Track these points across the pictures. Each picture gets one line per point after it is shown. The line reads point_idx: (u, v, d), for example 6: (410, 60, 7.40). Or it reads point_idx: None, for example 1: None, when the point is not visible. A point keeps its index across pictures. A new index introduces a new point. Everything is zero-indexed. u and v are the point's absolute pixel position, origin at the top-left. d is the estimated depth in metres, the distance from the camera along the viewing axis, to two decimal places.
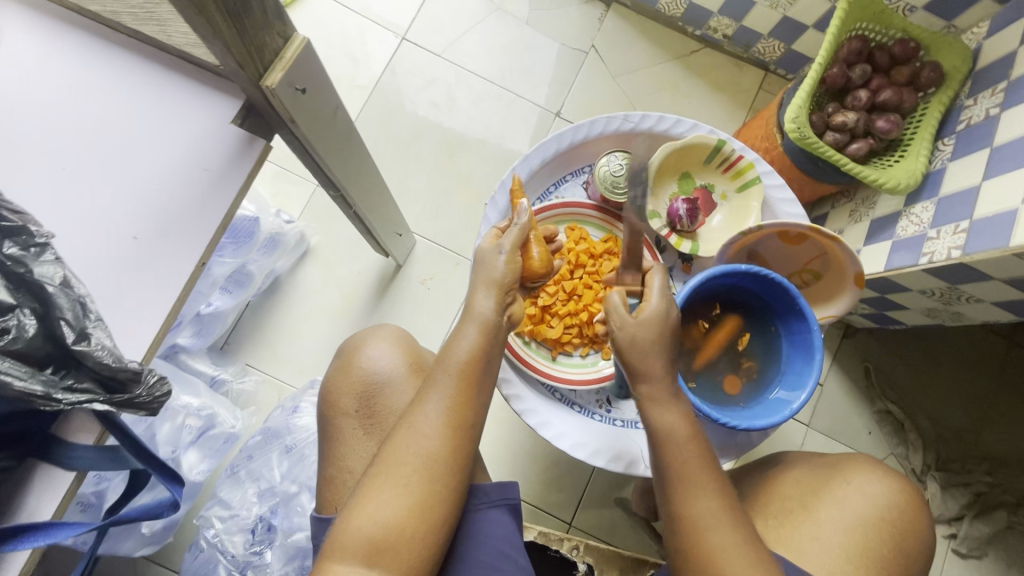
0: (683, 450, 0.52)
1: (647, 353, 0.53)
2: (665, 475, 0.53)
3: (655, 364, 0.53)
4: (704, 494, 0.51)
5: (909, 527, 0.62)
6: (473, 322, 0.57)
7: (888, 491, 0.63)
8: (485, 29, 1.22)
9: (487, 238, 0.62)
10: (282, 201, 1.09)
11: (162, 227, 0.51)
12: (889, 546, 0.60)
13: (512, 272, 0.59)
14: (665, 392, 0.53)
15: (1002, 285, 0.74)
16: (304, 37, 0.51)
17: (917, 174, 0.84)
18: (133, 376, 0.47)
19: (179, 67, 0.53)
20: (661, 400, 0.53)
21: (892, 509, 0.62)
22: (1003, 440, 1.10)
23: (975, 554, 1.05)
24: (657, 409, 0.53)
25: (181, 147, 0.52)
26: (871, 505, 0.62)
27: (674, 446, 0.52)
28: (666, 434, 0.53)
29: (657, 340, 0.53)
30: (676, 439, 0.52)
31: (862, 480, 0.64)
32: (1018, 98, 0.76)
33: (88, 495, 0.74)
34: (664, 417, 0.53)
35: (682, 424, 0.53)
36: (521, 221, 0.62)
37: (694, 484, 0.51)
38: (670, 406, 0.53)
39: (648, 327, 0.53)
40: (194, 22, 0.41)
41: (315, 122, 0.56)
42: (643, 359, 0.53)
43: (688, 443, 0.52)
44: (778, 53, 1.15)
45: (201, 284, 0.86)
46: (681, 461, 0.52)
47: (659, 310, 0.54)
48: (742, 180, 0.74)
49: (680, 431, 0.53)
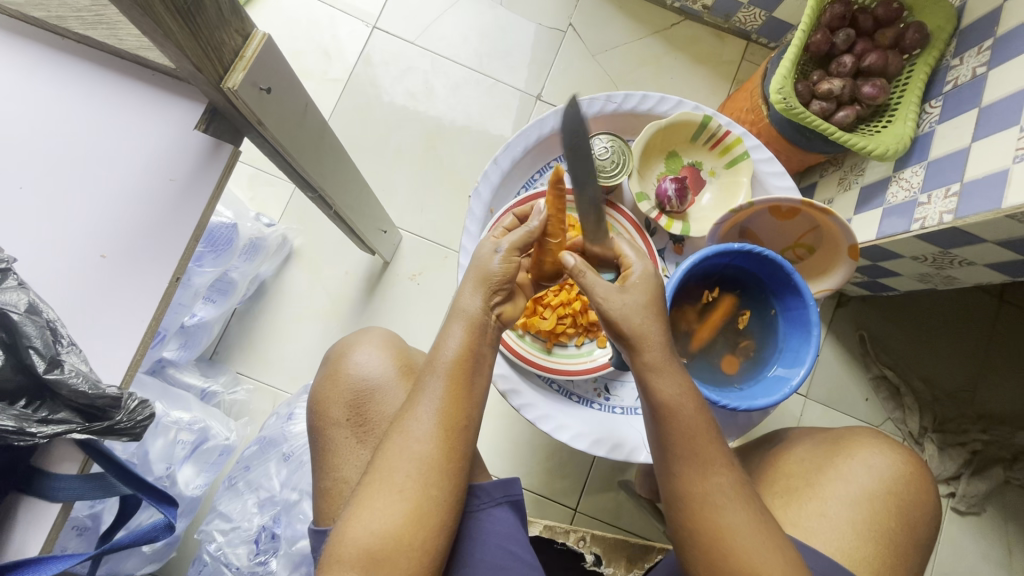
0: (690, 422, 0.51)
1: (645, 315, 0.53)
2: (672, 451, 0.51)
3: (652, 332, 0.53)
4: (704, 469, 0.50)
5: (915, 498, 0.62)
6: (457, 320, 0.56)
7: (892, 463, 0.63)
8: (459, 13, 1.18)
9: (492, 235, 0.62)
10: (262, 204, 1.06)
11: (130, 243, 0.48)
12: (895, 519, 0.60)
13: (507, 271, 0.58)
14: (670, 364, 0.52)
15: (994, 247, 0.73)
16: (264, 32, 0.48)
17: (905, 139, 0.83)
18: (112, 403, 0.46)
19: (135, 72, 0.50)
20: (668, 371, 0.52)
21: (898, 482, 0.62)
22: (997, 397, 1.11)
23: (975, 511, 1.07)
24: (662, 380, 0.51)
25: (144, 158, 0.49)
26: (877, 480, 0.62)
27: (676, 416, 0.51)
28: (671, 406, 0.51)
29: (651, 302, 0.54)
30: (682, 412, 0.51)
31: (867, 454, 0.64)
32: (1005, 56, 0.75)
33: (82, 518, 0.71)
34: (670, 393, 0.51)
35: (684, 395, 0.51)
36: (532, 224, 0.61)
37: (702, 461, 0.50)
38: (672, 373, 0.52)
39: (637, 292, 0.54)
40: (142, 24, 0.39)
41: (283, 121, 0.53)
42: (640, 324, 0.52)
43: (694, 416, 0.51)
44: (758, 22, 1.12)
45: (181, 295, 0.81)
46: (684, 435, 0.51)
47: (648, 272, 0.56)
48: (730, 156, 0.72)
49: (684, 404, 0.51)
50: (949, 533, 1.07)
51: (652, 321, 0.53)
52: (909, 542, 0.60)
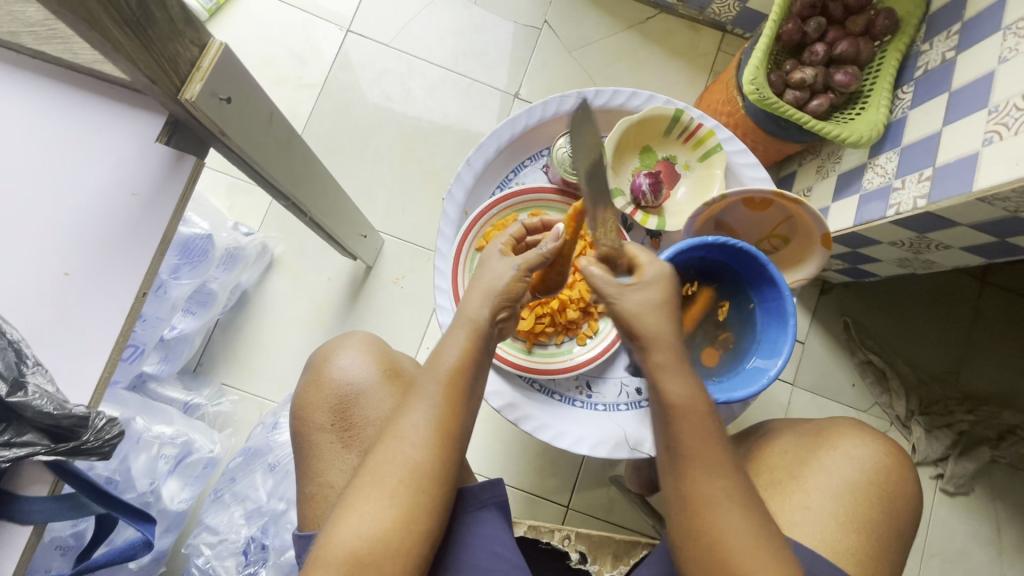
0: (699, 423, 0.50)
1: (659, 317, 0.53)
2: (680, 451, 0.50)
3: (664, 332, 0.52)
4: (710, 472, 0.49)
5: (897, 488, 0.62)
6: (463, 327, 0.55)
7: (874, 453, 0.63)
8: (433, 13, 1.17)
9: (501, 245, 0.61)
10: (241, 213, 1.05)
11: (94, 260, 0.47)
12: (879, 510, 0.61)
13: (515, 289, 0.57)
14: (681, 366, 0.52)
15: (968, 230, 0.74)
16: (221, 41, 0.47)
17: (879, 125, 0.83)
18: (79, 422, 0.46)
19: (89, 85, 0.49)
20: (677, 371, 0.52)
21: (880, 473, 0.62)
22: (982, 378, 1.12)
23: (963, 491, 1.08)
24: (668, 379, 0.52)
25: (105, 175, 0.49)
26: (860, 471, 0.62)
27: (685, 417, 0.50)
28: (679, 406, 0.51)
29: (665, 300, 0.53)
30: (691, 413, 0.50)
31: (850, 446, 0.64)
32: (973, 39, 0.75)
33: (65, 538, 0.70)
34: (678, 394, 0.51)
35: (693, 398, 0.51)
36: (546, 248, 0.58)
37: (710, 464, 0.49)
38: (681, 375, 0.52)
39: (654, 292, 0.54)
40: (88, 37, 0.38)
41: (246, 130, 0.52)
42: (654, 325, 0.52)
43: (703, 417, 0.51)
44: (733, 13, 1.12)
45: (157, 308, 0.79)
46: (692, 437, 0.50)
47: (661, 274, 0.55)
48: (703, 149, 0.72)
49: (694, 406, 0.51)
50: (939, 514, 1.08)
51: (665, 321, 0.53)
52: (892, 530, 0.61)
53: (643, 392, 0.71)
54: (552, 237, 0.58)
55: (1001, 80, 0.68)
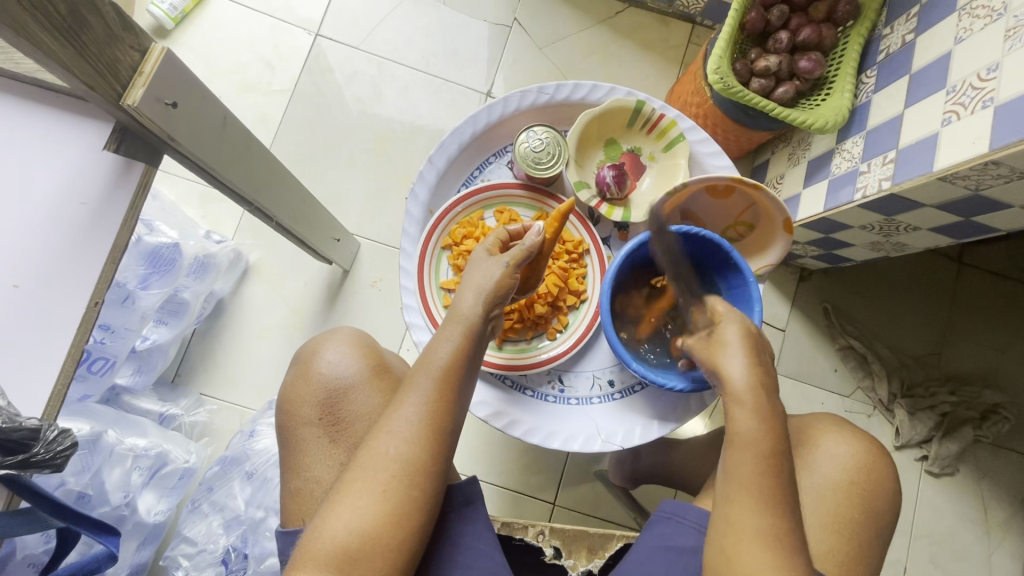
0: (760, 458, 0.50)
1: (734, 353, 0.55)
2: (735, 480, 0.51)
3: (736, 369, 0.54)
4: (755, 505, 0.49)
5: (878, 485, 0.62)
6: (456, 326, 0.57)
7: (854, 451, 0.62)
8: (402, 15, 1.17)
9: (489, 246, 0.62)
10: (213, 221, 1.04)
11: (44, 271, 0.47)
12: (857, 505, 0.60)
13: (507, 284, 0.59)
14: (756, 403, 0.53)
15: (934, 211, 0.74)
16: (163, 45, 0.46)
17: (844, 110, 0.84)
18: (30, 435, 0.44)
19: (36, 95, 0.49)
20: (749, 407, 0.52)
21: (860, 470, 0.62)
22: (964, 359, 1.13)
23: (948, 472, 1.09)
24: (739, 414, 0.53)
25: (54, 184, 0.48)
26: (839, 468, 0.62)
27: (746, 451, 0.51)
28: (743, 439, 0.52)
29: (746, 342, 0.56)
30: (752, 447, 0.51)
31: (831, 444, 0.63)
32: (931, 21, 0.75)
33: (37, 555, 0.70)
34: (744, 427, 0.52)
35: (761, 435, 0.51)
36: (530, 242, 0.60)
37: (763, 499, 0.49)
38: (751, 410, 0.52)
39: (733, 332, 0.56)
40: (18, 45, 0.38)
41: (197, 135, 0.52)
42: (733, 361, 0.55)
43: (765, 455, 0.51)
44: (701, 4, 1.12)
45: (127, 319, 0.79)
46: (749, 471, 0.50)
47: (738, 319, 0.57)
48: (667, 140, 0.72)
49: (756, 441, 0.51)
50: (925, 497, 1.08)
51: (743, 356, 0.55)
52: (870, 520, 0.61)
53: (616, 384, 0.71)
54: (535, 232, 0.61)
55: (958, 61, 0.69)
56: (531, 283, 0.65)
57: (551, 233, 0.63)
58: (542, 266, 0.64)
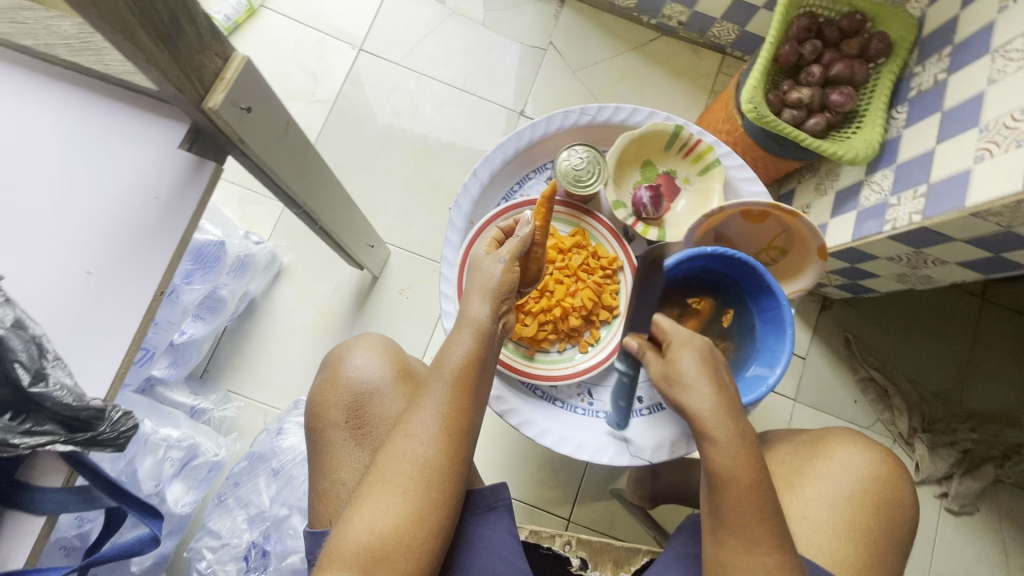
0: (743, 495, 0.48)
1: (692, 384, 0.54)
2: (723, 521, 0.49)
3: (701, 402, 0.53)
4: (747, 547, 0.48)
5: (895, 498, 0.62)
6: (468, 327, 0.58)
7: (870, 461, 0.63)
8: (442, 34, 1.21)
9: (483, 246, 0.64)
10: (251, 223, 1.07)
11: (115, 259, 0.49)
12: (872, 515, 0.60)
13: (510, 279, 0.60)
14: (728, 434, 0.51)
15: (963, 245, 0.75)
16: (244, 55, 0.50)
17: (874, 143, 0.86)
18: (96, 414, 0.47)
19: (119, 95, 0.52)
20: (723, 440, 0.50)
21: (876, 480, 0.62)
22: (984, 396, 1.12)
23: (968, 510, 1.07)
24: (717, 450, 0.50)
25: (131, 178, 0.51)
26: (855, 479, 0.62)
27: (729, 489, 0.49)
28: (724, 477, 0.49)
29: (697, 372, 0.54)
30: (736, 486, 0.49)
31: (846, 454, 0.63)
32: (963, 61, 0.78)
33: (70, 538, 0.72)
34: (724, 463, 0.49)
35: (741, 468, 0.49)
36: (523, 234, 0.62)
37: (751, 538, 0.48)
38: (730, 444, 0.50)
39: (682, 361, 0.55)
40: (124, 50, 0.41)
41: (263, 138, 0.55)
42: (688, 395, 0.53)
43: (749, 491, 0.48)
44: (732, 35, 1.16)
45: (169, 313, 0.82)
46: (738, 509, 0.48)
47: (691, 344, 0.57)
48: (703, 164, 0.74)
49: (741, 479, 0.49)
50: (944, 535, 1.07)
51: (700, 388, 0.53)
52: (891, 538, 0.60)
53: (644, 401, 0.72)
54: (525, 222, 0.63)
55: (991, 101, 0.71)
56: (534, 274, 0.66)
57: (541, 220, 0.65)
58: (541, 257, 0.66)
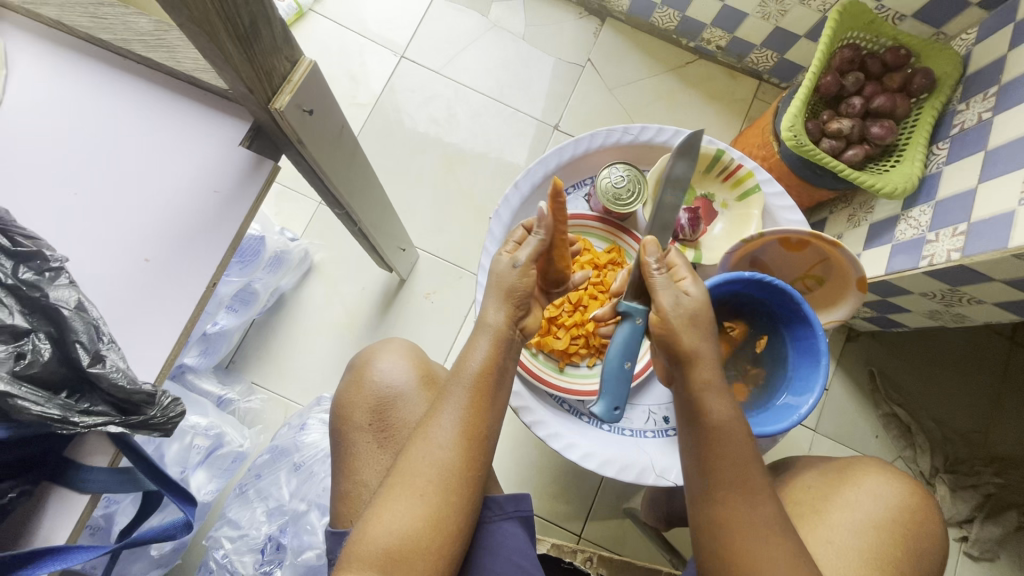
0: (740, 446, 0.50)
1: (704, 332, 0.52)
2: (714, 475, 0.50)
3: (708, 352, 0.52)
4: (741, 499, 0.49)
5: (923, 533, 0.60)
6: (485, 334, 0.58)
7: (899, 492, 0.62)
8: (482, 45, 1.24)
9: (504, 250, 0.62)
10: (286, 219, 1.09)
11: (174, 247, 0.51)
12: (901, 548, 0.58)
13: (525, 285, 0.59)
14: (727, 386, 0.52)
15: (1002, 286, 0.74)
16: (310, 60, 0.52)
17: (914, 178, 0.85)
18: (146, 398, 0.48)
19: (187, 91, 0.54)
20: (726, 391, 0.51)
21: (904, 512, 0.61)
22: (1011, 440, 1.10)
23: (988, 556, 1.05)
24: (716, 399, 0.51)
25: (193, 171, 0.53)
26: (883, 508, 0.61)
27: (722, 440, 0.50)
28: (722, 426, 0.50)
29: (709, 322, 0.53)
30: (733, 437, 0.50)
31: (873, 483, 0.63)
32: (1010, 102, 0.77)
33: (97, 518, 0.73)
34: (724, 413, 0.50)
35: (736, 419, 0.51)
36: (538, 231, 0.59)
37: (740, 490, 0.49)
38: (727, 395, 0.51)
39: (696, 307, 0.53)
40: (205, 50, 0.43)
41: (320, 141, 0.56)
42: (699, 342, 0.52)
43: (742, 443, 0.50)
44: (771, 62, 1.17)
45: (210, 306, 0.85)
46: (732, 458, 0.49)
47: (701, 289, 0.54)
48: (742, 189, 0.75)
49: (736, 430, 0.50)
50: None
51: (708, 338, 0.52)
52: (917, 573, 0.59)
53: (671, 421, 0.72)
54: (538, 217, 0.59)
55: None
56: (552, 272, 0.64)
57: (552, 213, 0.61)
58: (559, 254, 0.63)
